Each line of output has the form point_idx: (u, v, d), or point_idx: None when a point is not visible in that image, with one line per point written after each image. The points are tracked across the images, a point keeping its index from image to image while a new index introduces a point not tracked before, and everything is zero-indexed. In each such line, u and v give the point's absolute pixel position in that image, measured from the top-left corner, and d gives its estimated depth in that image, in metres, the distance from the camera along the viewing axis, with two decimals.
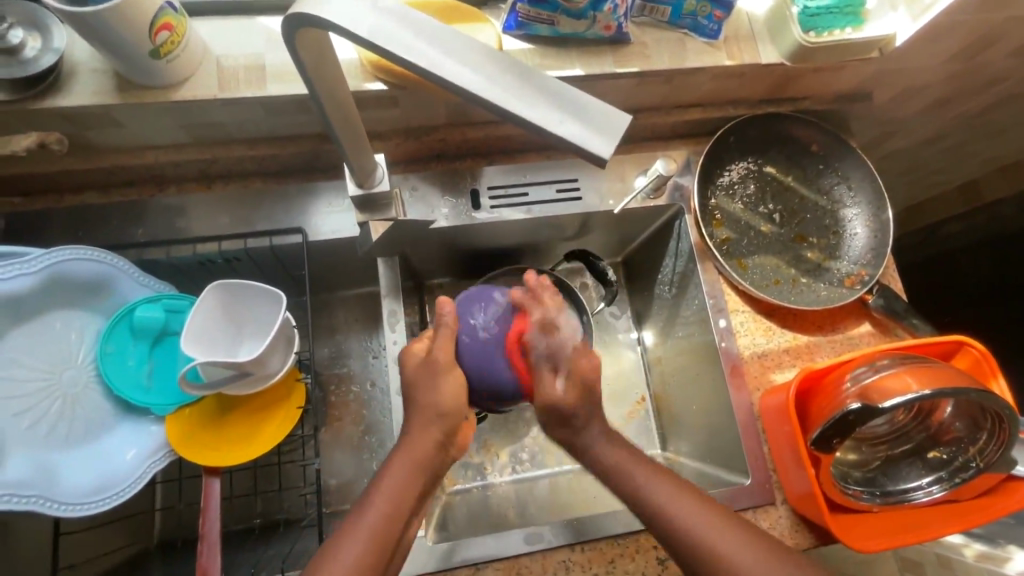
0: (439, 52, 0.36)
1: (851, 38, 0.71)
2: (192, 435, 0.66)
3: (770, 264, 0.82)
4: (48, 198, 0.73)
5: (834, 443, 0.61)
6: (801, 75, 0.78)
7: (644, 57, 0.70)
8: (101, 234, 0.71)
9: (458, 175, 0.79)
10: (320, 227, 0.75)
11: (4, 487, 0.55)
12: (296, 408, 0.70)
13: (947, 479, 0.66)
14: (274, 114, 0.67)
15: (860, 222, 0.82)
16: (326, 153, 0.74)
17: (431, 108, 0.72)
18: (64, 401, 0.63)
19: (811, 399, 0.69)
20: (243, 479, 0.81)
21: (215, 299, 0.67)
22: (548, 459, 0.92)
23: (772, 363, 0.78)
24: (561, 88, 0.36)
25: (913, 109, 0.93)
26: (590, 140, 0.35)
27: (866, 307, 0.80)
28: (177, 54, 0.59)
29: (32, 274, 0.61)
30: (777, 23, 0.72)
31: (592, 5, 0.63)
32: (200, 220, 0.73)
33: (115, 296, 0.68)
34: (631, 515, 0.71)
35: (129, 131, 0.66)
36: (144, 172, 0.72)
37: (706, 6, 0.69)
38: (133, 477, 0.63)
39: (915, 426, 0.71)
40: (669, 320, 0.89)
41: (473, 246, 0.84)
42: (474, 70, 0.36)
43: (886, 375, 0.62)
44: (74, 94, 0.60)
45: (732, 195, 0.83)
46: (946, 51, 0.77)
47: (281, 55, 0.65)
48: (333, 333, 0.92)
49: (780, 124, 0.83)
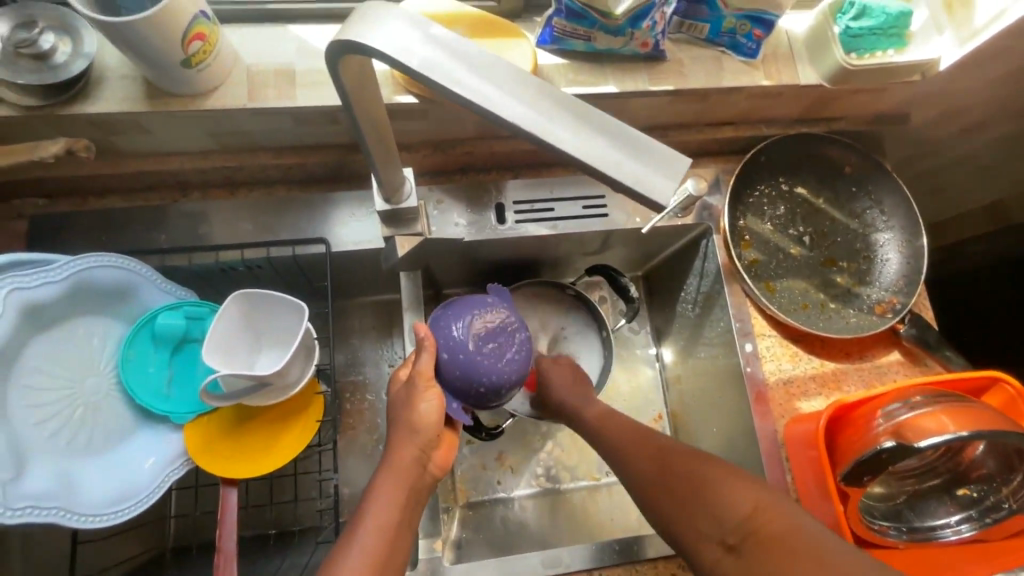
0: (492, 86, 0.35)
1: (895, 61, 0.69)
2: (210, 446, 0.66)
3: (799, 288, 0.80)
4: (71, 201, 0.72)
5: (864, 480, 0.60)
6: (839, 96, 0.76)
7: (681, 75, 0.69)
8: (123, 239, 0.70)
9: (483, 188, 0.78)
10: (342, 237, 0.74)
11: (26, 500, 0.55)
12: (314, 420, 0.69)
13: (977, 518, 0.64)
14: (302, 123, 0.66)
15: (892, 247, 0.80)
16: (352, 162, 0.73)
17: (460, 121, 0.70)
18: (84, 409, 0.63)
19: (841, 430, 0.67)
20: (257, 488, 0.80)
21: (236, 309, 0.66)
22: (562, 474, 0.91)
23: (798, 390, 0.76)
24: (617, 128, 0.35)
25: (949, 131, 0.91)
26: (649, 187, 0.34)
27: (896, 335, 0.78)
28: (208, 63, 0.58)
29: (57, 282, 0.61)
30: (818, 44, 0.70)
31: (631, 22, 0.62)
32: (223, 227, 0.72)
33: (137, 303, 0.67)
34: (651, 541, 0.70)
35: (156, 137, 0.65)
36: (169, 177, 0.72)
37: (746, 26, 0.67)
38: (152, 487, 0.63)
39: (944, 461, 0.69)
40: (691, 339, 0.87)
41: (495, 258, 0.83)
42: (529, 108, 0.35)
43: (921, 414, 0.60)
44: (103, 101, 0.59)
45: (761, 216, 0.81)
46: (991, 76, 0.75)
47: (312, 65, 0.64)
48: (349, 340, 0.91)
49: (814, 144, 0.81)
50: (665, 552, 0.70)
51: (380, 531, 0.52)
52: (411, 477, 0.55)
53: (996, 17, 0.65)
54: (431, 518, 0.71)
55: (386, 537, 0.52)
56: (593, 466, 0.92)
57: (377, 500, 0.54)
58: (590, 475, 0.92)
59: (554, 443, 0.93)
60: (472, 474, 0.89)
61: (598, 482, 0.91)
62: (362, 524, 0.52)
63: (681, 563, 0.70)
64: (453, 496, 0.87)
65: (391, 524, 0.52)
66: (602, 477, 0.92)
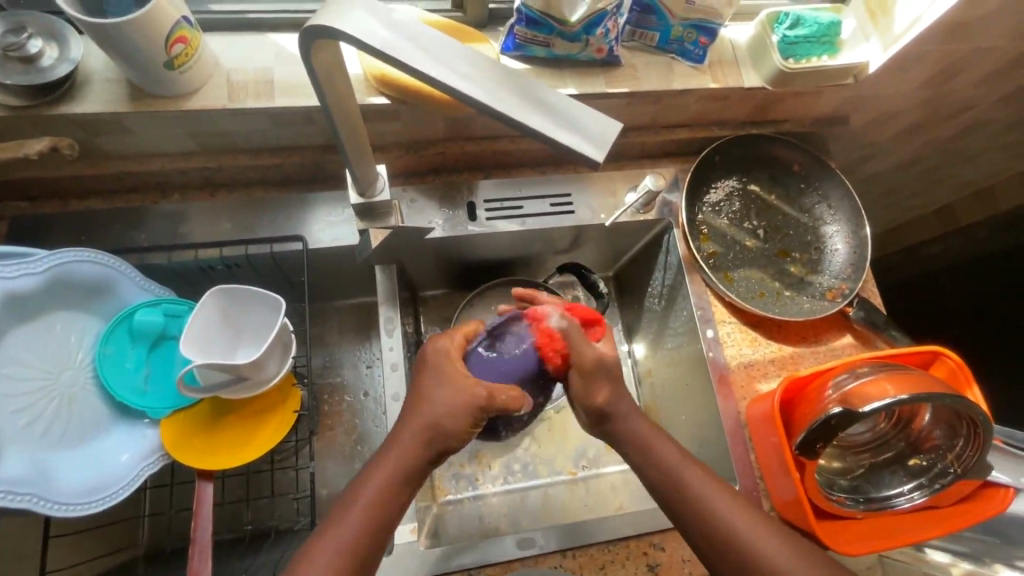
0: (448, 64, 0.40)
1: (828, 65, 0.76)
2: (186, 439, 0.66)
3: (756, 278, 0.85)
4: (55, 203, 0.75)
5: (817, 447, 0.63)
6: (781, 99, 0.83)
7: (634, 79, 0.75)
8: (104, 238, 0.73)
9: (455, 188, 0.82)
10: (320, 236, 0.77)
11: (2, 484, 0.55)
12: (291, 413, 0.70)
13: (928, 485, 0.68)
14: (280, 125, 0.70)
15: (840, 238, 0.85)
16: (329, 163, 0.77)
17: (432, 122, 0.75)
18: (61, 401, 0.64)
19: (796, 406, 0.71)
20: (234, 485, 0.81)
21: (214, 304, 0.68)
22: (540, 470, 0.93)
23: (758, 372, 0.80)
24: (557, 103, 0.40)
25: (889, 133, 0.98)
26: (587, 146, 0.39)
27: (847, 319, 0.83)
28: (190, 66, 0.62)
29: (38, 274, 0.63)
30: (758, 50, 0.77)
31: (585, 29, 0.67)
32: (202, 226, 0.75)
33: (116, 299, 0.69)
34: (622, 521, 0.72)
35: (139, 137, 0.68)
36: (150, 179, 0.74)
37: (692, 33, 0.73)
38: (126, 480, 0.63)
39: (897, 434, 0.73)
40: (659, 332, 0.91)
41: (468, 257, 0.86)
42: (481, 81, 0.40)
43: (865, 382, 0.64)
44: (88, 102, 0.63)
45: (718, 211, 0.87)
46: (917, 79, 0.82)
47: (290, 70, 0.68)
48: (326, 342, 0.92)
49: (763, 145, 0.87)
50: (636, 531, 0.72)
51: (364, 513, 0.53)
52: (376, 458, 0.56)
53: (912, 24, 0.72)
54: (410, 505, 0.72)
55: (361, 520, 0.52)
56: (569, 461, 0.94)
57: (359, 484, 0.55)
58: (567, 470, 0.93)
59: (530, 439, 0.95)
60: (450, 472, 0.90)
61: (575, 476, 0.93)
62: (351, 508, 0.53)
63: (652, 542, 0.72)
64: (432, 494, 0.88)
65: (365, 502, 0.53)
66: (579, 472, 0.93)
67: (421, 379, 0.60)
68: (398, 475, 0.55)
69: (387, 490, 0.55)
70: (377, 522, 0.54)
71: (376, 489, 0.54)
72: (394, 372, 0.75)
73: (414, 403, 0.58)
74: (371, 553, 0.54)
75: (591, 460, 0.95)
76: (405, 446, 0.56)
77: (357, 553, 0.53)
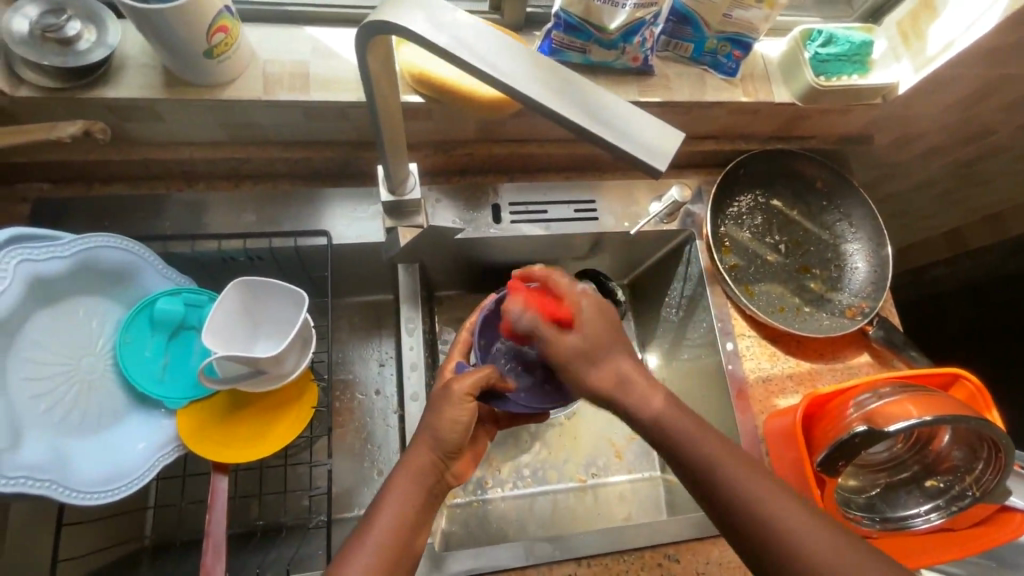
0: (512, 65, 0.40)
1: (859, 83, 0.76)
2: (203, 431, 0.66)
3: (776, 292, 0.85)
4: (78, 187, 0.74)
5: (839, 465, 0.63)
6: (810, 115, 0.83)
7: (667, 89, 0.75)
8: (127, 224, 0.72)
9: (480, 189, 0.82)
10: (344, 232, 0.76)
11: (23, 470, 0.54)
12: (308, 408, 0.69)
13: (944, 507, 0.67)
14: (312, 118, 0.70)
15: (861, 256, 0.86)
16: (357, 159, 0.77)
17: (462, 122, 0.75)
18: (80, 388, 0.63)
19: (816, 423, 0.71)
20: (246, 479, 0.80)
21: (237, 296, 0.67)
22: (549, 475, 0.92)
23: (776, 387, 0.80)
24: (618, 109, 0.40)
25: (910, 155, 0.99)
26: (646, 153, 0.39)
27: (866, 337, 0.84)
28: (228, 56, 0.61)
29: (64, 258, 0.62)
30: (790, 65, 0.77)
31: (623, 37, 0.68)
32: (226, 216, 0.74)
33: (136, 286, 0.68)
34: (637, 531, 0.72)
35: (169, 125, 0.68)
36: (177, 167, 0.74)
37: (726, 46, 0.74)
38: (143, 469, 0.62)
39: (913, 455, 0.72)
40: (675, 342, 0.90)
41: (488, 258, 0.86)
42: (544, 83, 0.40)
43: (889, 401, 0.64)
44: (123, 87, 0.62)
45: (741, 225, 0.87)
46: (946, 102, 0.83)
47: (325, 65, 0.68)
48: (339, 339, 0.91)
49: (787, 161, 0.88)
50: (651, 542, 0.71)
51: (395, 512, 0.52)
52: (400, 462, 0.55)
53: (946, 47, 0.72)
54: None
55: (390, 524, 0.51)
56: (579, 469, 0.93)
57: (386, 483, 0.55)
58: (577, 477, 0.92)
59: (541, 444, 0.94)
60: None
61: (584, 483, 0.92)
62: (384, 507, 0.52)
63: (666, 553, 0.72)
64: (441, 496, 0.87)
65: (392, 504, 0.53)
66: (588, 479, 0.93)
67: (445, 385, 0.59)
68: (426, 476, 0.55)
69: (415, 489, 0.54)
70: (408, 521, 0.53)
71: (404, 488, 0.54)
72: (413, 372, 0.74)
73: (440, 408, 0.58)
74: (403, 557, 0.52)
75: (600, 467, 0.94)
76: (432, 447, 0.55)
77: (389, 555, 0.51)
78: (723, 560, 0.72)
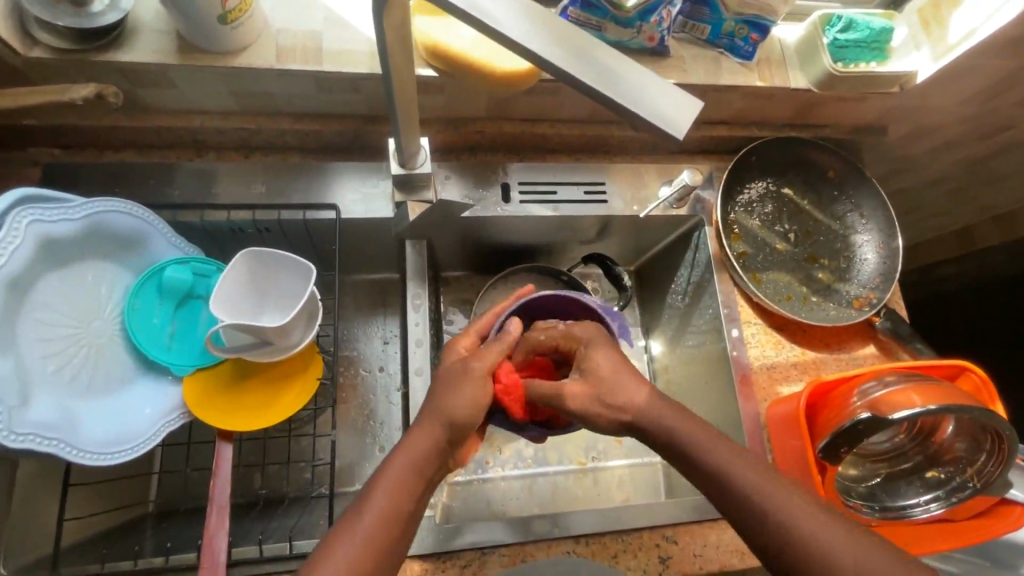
0: (533, 29, 0.39)
1: (877, 71, 0.75)
2: (209, 399, 0.66)
3: (783, 281, 0.84)
4: (89, 152, 0.74)
5: (842, 451, 0.64)
6: (825, 102, 0.82)
7: (682, 71, 0.74)
8: (137, 191, 0.72)
9: (490, 168, 0.82)
10: (352, 206, 0.76)
11: (31, 427, 0.55)
12: (314, 379, 0.70)
13: (944, 497, 0.67)
14: (323, 90, 0.69)
15: (870, 248, 0.85)
16: (368, 134, 0.77)
17: (475, 99, 0.75)
18: (89, 350, 0.64)
19: (821, 411, 0.71)
20: (249, 450, 0.80)
21: (245, 267, 0.67)
22: (549, 458, 0.93)
23: (780, 375, 0.80)
24: (640, 75, 0.40)
25: (923, 148, 0.98)
26: (666, 119, 0.39)
27: (872, 328, 0.84)
28: (242, 22, 0.61)
29: (76, 220, 0.62)
30: (808, 51, 0.76)
31: (640, 16, 0.67)
32: (233, 186, 0.74)
33: (147, 253, 0.69)
34: (636, 512, 0.72)
35: (181, 92, 0.68)
36: (188, 135, 0.74)
37: (744, 29, 0.73)
38: (150, 433, 0.63)
39: (915, 445, 0.72)
40: (679, 328, 0.90)
41: (495, 239, 0.86)
42: (565, 49, 0.39)
43: (894, 390, 0.64)
44: (136, 50, 0.62)
45: (751, 212, 0.86)
46: (963, 93, 0.82)
47: (338, 36, 0.68)
48: (345, 315, 0.92)
49: (801, 148, 0.87)
50: (650, 523, 0.72)
51: (388, 502, 0.51)
52: (406, 441, 0.54)
53: (969, 35, 0.72)
54: None
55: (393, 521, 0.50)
56: (579, 452, 0.94)
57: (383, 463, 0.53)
58: (577, 460, 0.93)
59: None
60: None
61: (584, 466, 0.93)
62: (369, 494, 0.52)
63: (665, 535, 0.72)
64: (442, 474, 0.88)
65: (390, 494, 0.51)
66: (589, 462, 0.93)
67: (441, 375, 0.58)
68: (416, 467, 0.53)
69: (412, 478, 0.52)
70: (399, 512, 0.51)
71: (401, 472, 0.52)
72: (419, 347, 0.75)
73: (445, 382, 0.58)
74: (397, 546, 0.50)
75: (600, 451, 0.94)
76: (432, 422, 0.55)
77: (376, 554, 0.49)
78: (721, 543, 0.73)
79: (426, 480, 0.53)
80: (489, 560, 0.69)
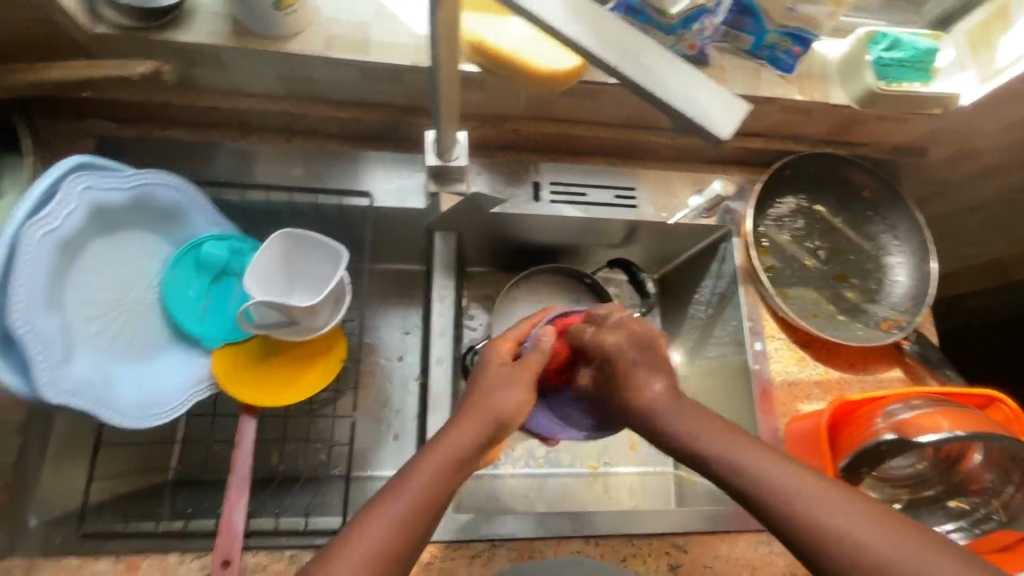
0: (585, 25, 0.40)
1: (920, 92, 0.75)
2: (235, 372, 0.68)
3: (810, 297, 0.84)
4: (140, 127, 0.77)
5: (863, 472, 0.62)
6: (864, 119, 0.81)
7: (721, 80, 0.74)
8: (182, 168, 0.75)
9: (523, 166, 0.83)
10: (386, 195, 0.77)
11: (70, 385, 0.57)
12: (337, 361, 0.71)
13: (967, 528, 0.66)
14: (367, 79, 0.71)
15: (902, 270, 0.84)
16: (406, 125, 0.78)
17: (513, 97, 0.76)
18: (127, 316, 0.66)
19: (842, 430, 0.70)
20: (268, 428, 0.82)
21: (280, 247, 0.69)
22: (560, 459, 0.93)
23: (801, 392, 0.79)
24: (689, 76, 0.40)
25: (962, 173, 0.96)
26: (713, 120, 0.39)
27: (899, 351, 0.82)
28: (295, 8, 0.63)
29: (125, 190, 0.64)
30: (851, 67, 0.76)
31: (683, 23, 0.67)
32: (273, 168, 0.76)
33: (186, 226, 0.71)
34: (647, 518, 0.72)
35: (232, 74, 0.70)
36: (233, 116, 0.76)
37: (786, 42, 0.73)
38: (178, 402, 0.65)
39: (939, 473, 0.70)
40: (701, 339, 0.90)
41: (522, 237, 0.87)
42: (616, 46, 0.40)
43: (919, 414, 0.63)
44: (194, 31, 0.65)
45: (781, 226, 0.85)
46: (1009, 118, 0.80)
47: (385, 29, 0.69)
48: (369, 303, 0.93)
49: (837, 166, 0.86)
50: (661, 530, 0.71)
51: (426, 486, 0.49)
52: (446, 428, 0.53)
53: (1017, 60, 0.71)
54: None
55: (424, 515, 0.49)
56: (591, 456, 0.93)
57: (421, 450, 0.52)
58: (589, 464, 0.93)
59: None
60: None
61: (595, 471, 0.92)
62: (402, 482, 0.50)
63: (676, 543, 0.72)
64: None
65: (427, 481, 0.50)
66: (600, 467, 0.93)
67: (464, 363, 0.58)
68: (458, 459, 0.51)
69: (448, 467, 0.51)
70: (431, 504, 0.49)
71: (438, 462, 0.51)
72: (441, 338, 0.76)
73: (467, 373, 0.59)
74: (422, 541, 0.49)
75: (612, 456, 0.94)
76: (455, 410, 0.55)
77: (399, 552, 0.47)
78: (732, 556, 0.72)
79: (465, 470, 0.52)
80: (498, 552, 0.69)
